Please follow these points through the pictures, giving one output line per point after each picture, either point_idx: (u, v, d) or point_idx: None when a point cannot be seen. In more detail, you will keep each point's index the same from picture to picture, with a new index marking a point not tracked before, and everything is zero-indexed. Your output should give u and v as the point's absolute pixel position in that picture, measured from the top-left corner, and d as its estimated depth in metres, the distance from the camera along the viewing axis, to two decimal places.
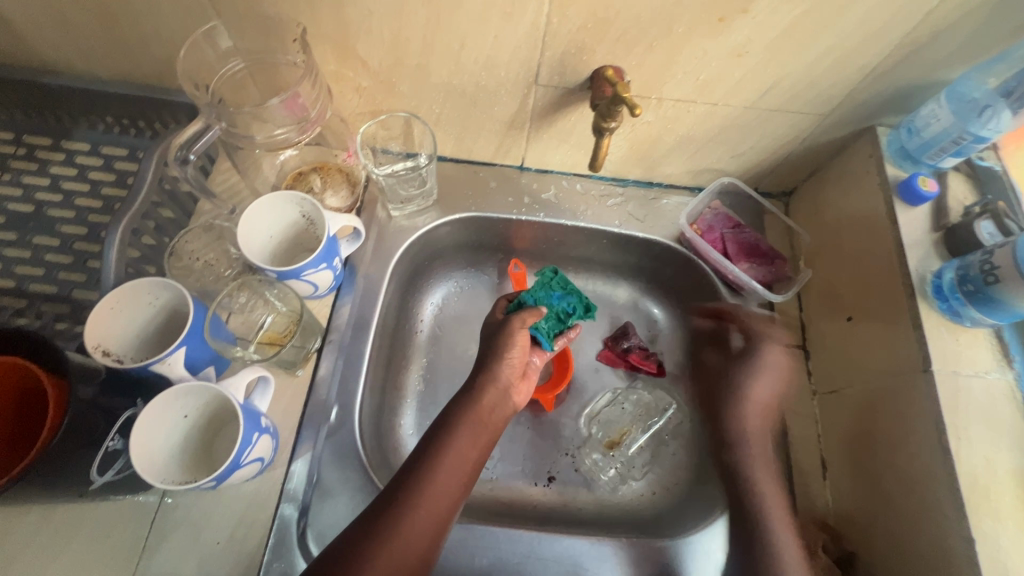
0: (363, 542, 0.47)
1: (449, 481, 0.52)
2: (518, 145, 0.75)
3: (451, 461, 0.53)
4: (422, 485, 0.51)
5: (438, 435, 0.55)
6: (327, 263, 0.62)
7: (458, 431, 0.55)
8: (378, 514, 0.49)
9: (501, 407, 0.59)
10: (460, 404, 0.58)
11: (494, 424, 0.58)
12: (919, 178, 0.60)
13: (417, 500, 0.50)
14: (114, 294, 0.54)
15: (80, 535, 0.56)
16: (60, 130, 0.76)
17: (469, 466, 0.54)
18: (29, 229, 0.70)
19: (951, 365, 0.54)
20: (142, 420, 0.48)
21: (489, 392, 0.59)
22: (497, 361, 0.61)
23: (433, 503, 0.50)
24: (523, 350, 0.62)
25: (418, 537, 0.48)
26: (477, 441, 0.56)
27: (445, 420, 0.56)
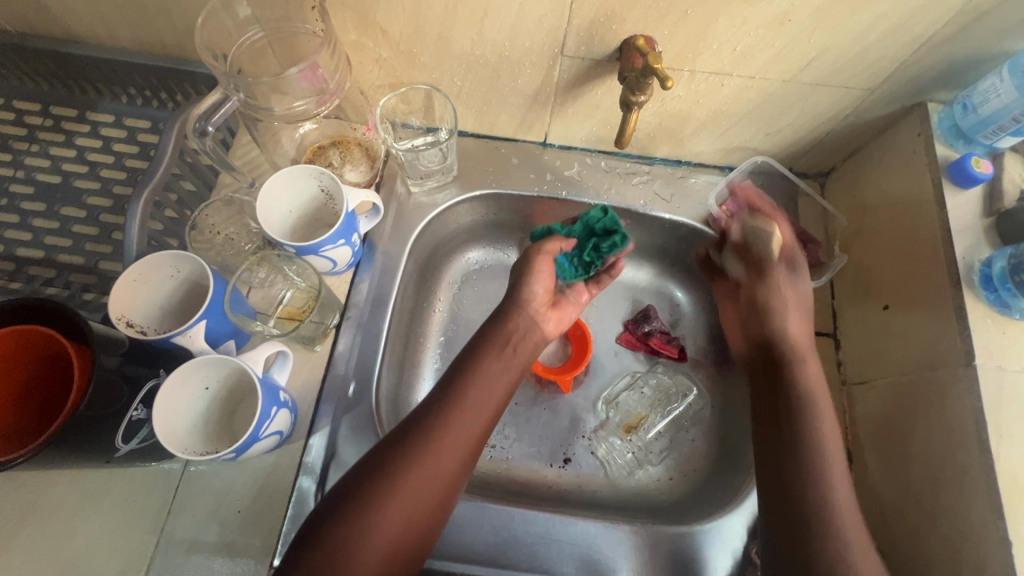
0: (395, 459, 0.49)
1: (491, 387, 0.55)
2: (541, 120, 0.72)
3: (480, 386, 0.54)
4: (452, 409, 0.52)
5: (468, 362, 0.56)
6: (345, 238, 0.62)
7: (487, 358, 0.57)
8: (410, 434, 0.51)
9: (530, 335, 0.61)
10: (489, 332, 0.59)
11: (523, 351, 0.60)
12: (973, 159, 0.56)
13: (446, 423, 0.52)
14: (137, 267, 0.54)
15: (109, 499, 0.57)
16: (85, 101, 0.77)
17: (497, 393, 0.56)
18: (57, 200, 0.71)
19: (996, 360, 0.51)
20: (165, 390, 0.49)
21: (516, 320, 0.60)
22: (525, 291, 0.62)
23: (477, 405, 0.54)
24: (548, 279, 0.64)
25: (448, 459, 0.50)
26: (505, 369, 0.57)
27: (475, 346, 0.58)
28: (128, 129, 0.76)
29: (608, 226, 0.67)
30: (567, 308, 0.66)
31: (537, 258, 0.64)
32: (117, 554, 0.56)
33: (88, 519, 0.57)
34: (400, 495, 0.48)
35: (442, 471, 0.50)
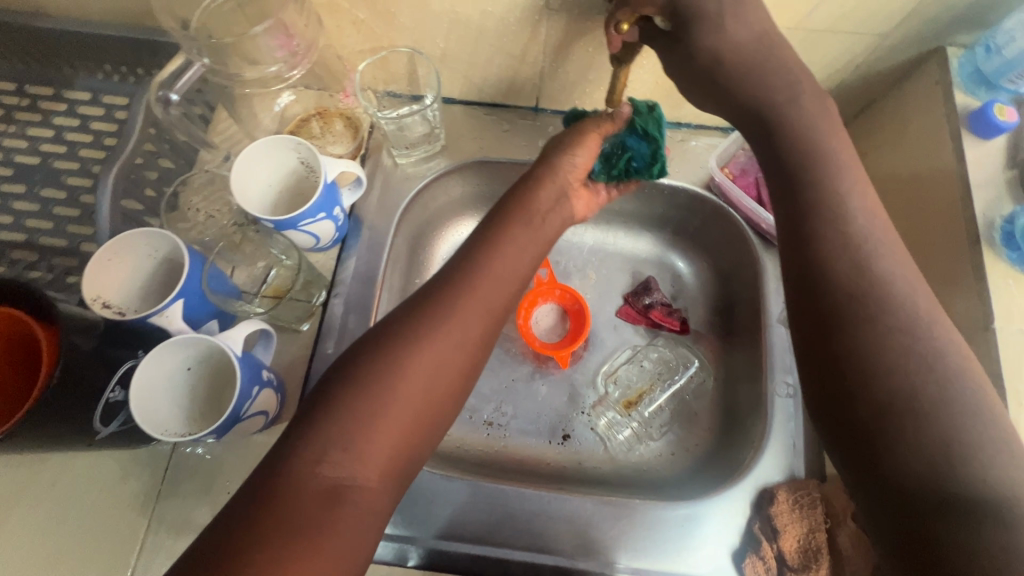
0: (415, 323, 0.44)
1: (507, 266, 0.50)
2: (532, 82, 0.68)
3: (502, 257, 0.50)
4: (473, 277, 0.48)
5: (488, 235, 0.52)
6: (325, 212, 0.59)
7: (510, 229, 0.52)
8: (430, 301, 0.46)
9: (558, 210, 0.56)
10: (513, 202, 0.54)
11: (550, 226, 0.55)
12: (996, 106, 0.51)
13: (468, 290, 0.47)
14: (110, 245, 0.52)
15: (99, 482, 0.57)
16: (59, 79, 0.74)
17: (520, 268, 0.51)
18: (36, 182, 0.69)
19: (1017, 324, 0.47)
20: (140, 372, 0.48)
21: (545, 193, 0.55)
22: (561, 161, 0.57)
23: (493, 282, 0.48)
24: (592, 155, 0.58)
25: (471, 325, 0.46)
26: (530, 243, 0.52)
27: (497, 217, 0.53)
28: (105, 107, 0.73)
29: (648, 128, 0.58)
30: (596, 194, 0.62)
31: (586, 130, 0.57)
32: (109, 536, 0.55)
33: (78, 503, 0.56)
34: (422, 359, 0.43)
35: (457, 347, 0.45)
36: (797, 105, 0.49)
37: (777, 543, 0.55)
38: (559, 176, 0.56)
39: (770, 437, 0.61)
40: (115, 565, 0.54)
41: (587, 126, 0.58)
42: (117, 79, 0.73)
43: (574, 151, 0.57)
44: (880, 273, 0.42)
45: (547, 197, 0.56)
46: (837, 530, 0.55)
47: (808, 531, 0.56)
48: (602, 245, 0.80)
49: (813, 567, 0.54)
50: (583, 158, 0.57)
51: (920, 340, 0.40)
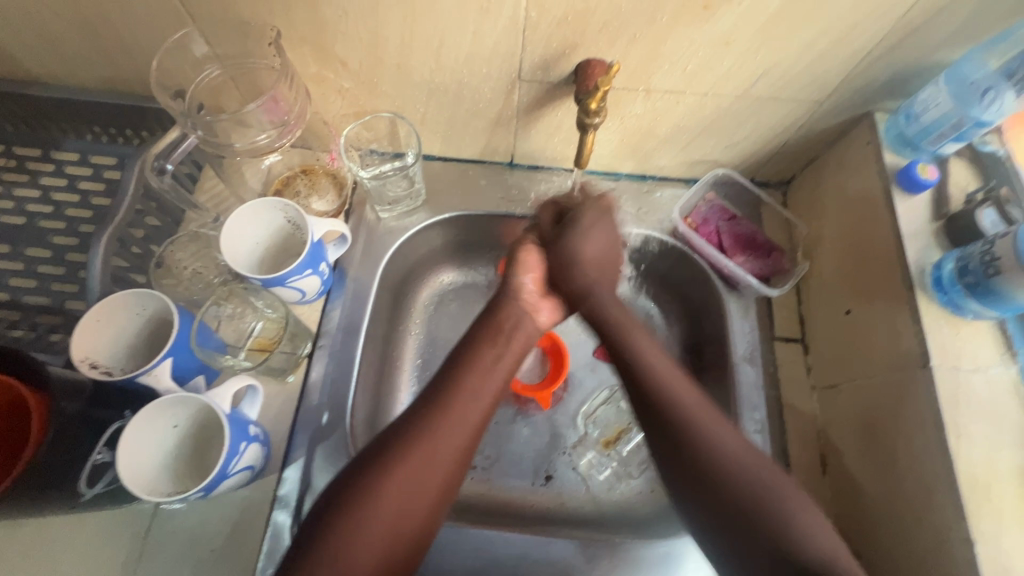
0: (389, 455, 0.47)
1: (485, 382, 0.53)
2: (507, 141, 0.73)
3: (473, 381, 0.53)
4: (447, 402, 0.51)
5: (459, 358, 0.55)
6: (312, 268, 0.62)
7: (479, 350, 0.55)
8: (402, 431, 0.49)
9: (521, 329, 0.59)
10: (482, 326, 0.58)
11: (517, 343, 0.58)
12: (919, 166, 0.58)
13: (441, 416, 0.50)
14: (100, 307, 0.54)
15: (79, 544, 0.56)
16: (48, 140, 0.76)
17: (495, 382, 0.54)
18: (21, 241, 0.70)
19: (951, 361, 0.52)
20: (129, 432, 0.49)
21: (506, 315, 0.59)
22: (513, 286, 0.61)
23: (471, 398, 0.52)
24: (540, 272, 0.62)
25: (447, 452, 0.48)
26: (501, 359, 0.56)
27: (467, 340, 0.57)
28: (94, 167, 0.75)
29: None
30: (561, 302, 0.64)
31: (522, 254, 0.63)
32: None
33: (56, 566, 0.56)
34: (393, 492, 0.45)
35: (440, 465, 0.48)
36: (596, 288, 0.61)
37: None
38: (513, 300, 0.60)
39: None
40: None
41: (531, 249, 0.63)
42: (106, 140, 0.76)
43: (524, 275, 0.62)
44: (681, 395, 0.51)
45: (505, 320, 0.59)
46: None
47: None
48: None
49: None
50: (529, 277, 0.62)
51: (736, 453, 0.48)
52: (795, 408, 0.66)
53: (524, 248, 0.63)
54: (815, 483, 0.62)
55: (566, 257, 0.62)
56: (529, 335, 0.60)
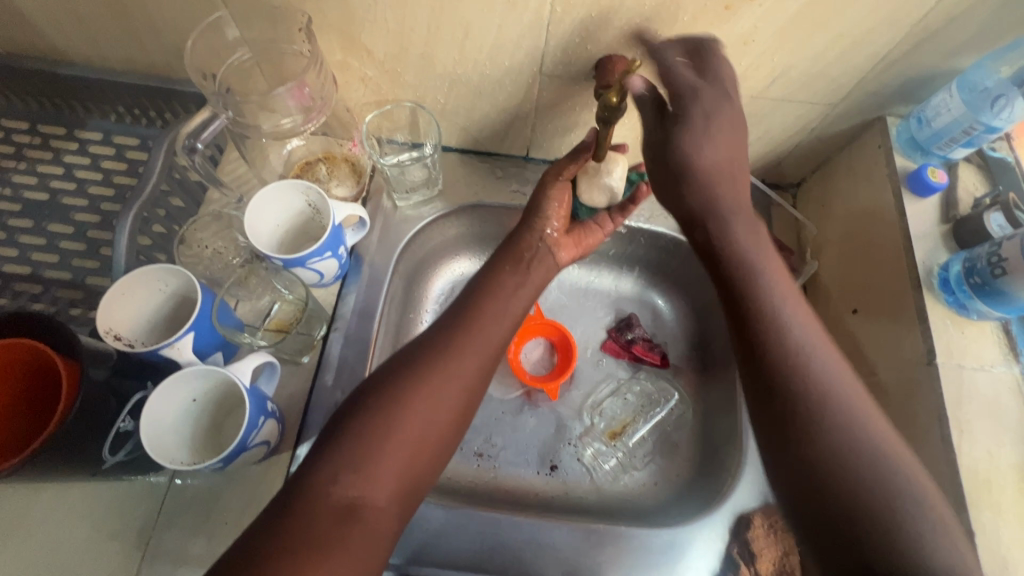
0: (417, 365, 0.49)
1: (505, 307, 0.56)
2: (524, 135, 0.75)
3: (497, 304, 0.56)
4: (471, 320, 0.54)
5: (483, 283, 0.58)
6: (332, 251, 0.63)
7: (502, 275, 0.58)
8: (430, 345, 0.51)
9: (543, 258, 0.61)
10: (506, 250, 0.61)
11: (539, 270, 0.61)
12: (929, 169, 0.59)
13: (465, 332, 0.53)
14: (126, 280, 0.55)
15: (95, 514, 0.58)
16: (72, 119, 0.77)
17: (514, 308, 0.57)
18: (44, 217, 0.72)
19: (956, 359, 0.53)
20: (152, 401, 0.50)
21: (527, 240, 0.62)
22: (537, 218, 0.63)
23: (491, 322, 0.54)
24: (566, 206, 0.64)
25: (468, 368, 0.50)
26: (521, 285, 0.59)
27: (490, 267, 0.59)
28: (116, 147, 0.77)
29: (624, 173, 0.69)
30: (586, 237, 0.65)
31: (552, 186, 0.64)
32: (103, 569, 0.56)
33: (73, 536, 0.57)
34: (420, 396, 0.47)
35: (464, 380, 0.50)
36: (718, 219, 0.53)
37: (754, 565, 0.59)
38: (537, 229, 0.62)
39: (746, 464, 0.64)
40: None
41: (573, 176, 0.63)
42: (129, 121, 0.77)
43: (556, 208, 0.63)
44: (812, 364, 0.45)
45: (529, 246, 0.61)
46: None
47: (783, 554, 0.59)
48: (584, 282, 0.85)
49: None
50: (558, 206, 0.63)
51: (852, 410, 0.44)
52: None
53: (555, 180, 0.63)
54: None
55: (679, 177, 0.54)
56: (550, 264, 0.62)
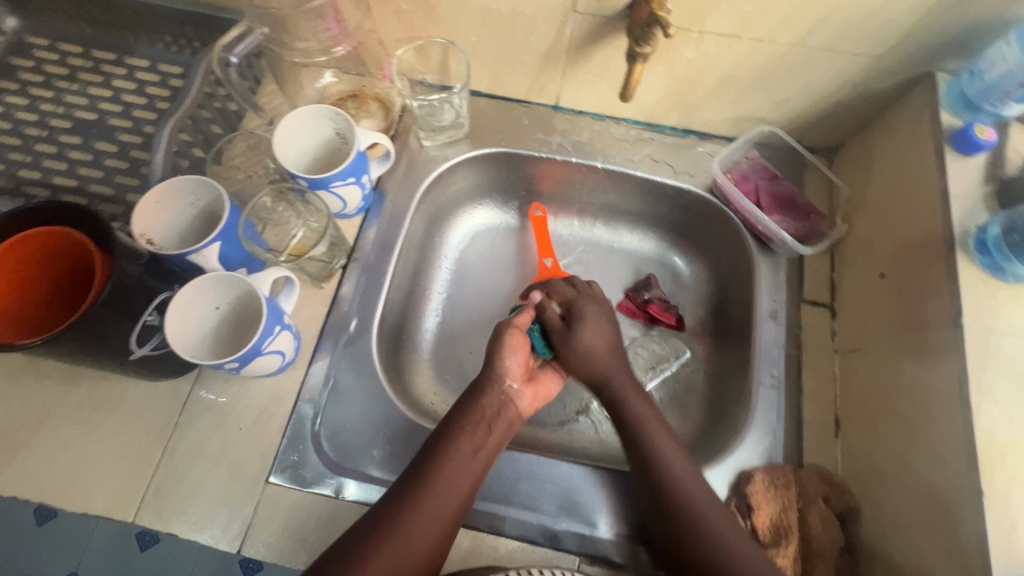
0: (366, 542, 0.49)
1: (466, 467, 0.54)
2: (554, 81, 0.74)
3: (452, 472, 0.53)
4: (423, 489, 0.52)
5: (435, 448, 0.55)
6: (355, 177, 0.64)
7: (459, 442, 0.55)
8: (385, 519, 0.50)
9: (503, 415, 0.59)
10: (462, 412, 0.58)
11: (497, 431, 0.58)
12: (977, 126, 0.56)
13: (417, 505, 0.51)
14: (159, 189, 0.57)
15: (122, 408, 0.61)
16: (122, 45, 0.81)
17: (475, 469, 0.55)
18: (92, 135, 0.75)
19: (985, 321, 0.51)
20: (177, 302, 0.52)
21: (491, 398, 0.59)
22: (499, 372, 0.61)
23: (449, 484, 0.53)
24: (524, 354, 0.63)
25: (419, 538, 0.50)
26: (480, 447, 0.56)
27: (446, 428, 0.56)
28: (160, 74, 0.80)
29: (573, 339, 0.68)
30: (545, 384, 0.64)
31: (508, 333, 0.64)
32: (126, 458, 0.60)
33: (102, 425, 0.61)
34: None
35: (416, 545, 0.49)
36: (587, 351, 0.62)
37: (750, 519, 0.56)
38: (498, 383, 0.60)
39: (752, 421, 0.63)
40: (129, 487, 0.58)
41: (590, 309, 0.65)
42: (175, 50, 0.80)
43: (585, 326, 0.63)
44: (690, 495, 0.54)
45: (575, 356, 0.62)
46: (808, 510, 0.56)
47: (781, 509, 0.56)
48: (603, 239, 0.85)
49: (782, 544, 0.55)
50: (516, 359, 0.62)
51: (730, 552, 0.51)
52: (814, 369, 0.66)
53: (514, 328, 0.64)
54: (826, 443, 0.62)
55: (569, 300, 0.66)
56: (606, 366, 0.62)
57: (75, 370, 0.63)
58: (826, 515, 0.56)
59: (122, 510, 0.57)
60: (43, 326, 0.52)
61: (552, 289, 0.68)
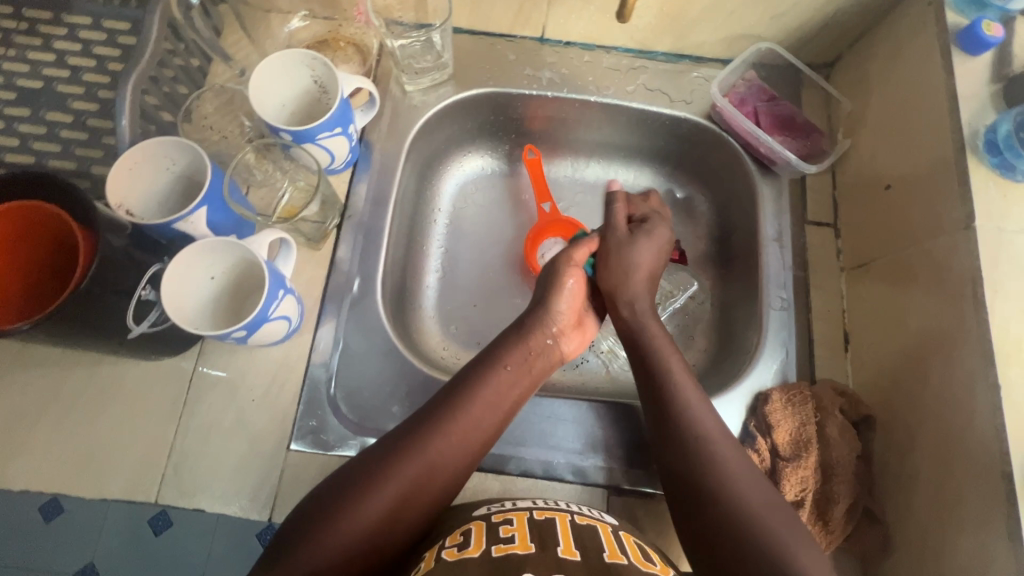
0: (388, 459, 0.48)
1: (502, 395, 0.54)
2: (539, 9, 0.70)
3: (490, 395, 0.53)
4: (463, 407, 0.52)
5: (473, 378, 0.54)
6: (341, 127, 0.60)
7: (498, 375, 0.54)
8: (422, 426, 0.50)
9: (548, 354, 0.59)
10: (506, 347, 0.57)
11: (537, 369, 0.57)
12: (984, 22, 0.54)
13: (447, 424, 0.50)
14: (132, 154, 0.53)
15: (126, 391, 0.59)
16: (59, 2, 0.73)
17: (507, 401, 0.54)
18: (40, 105, 0.69)
19: (995, 221, 0.51)
20: (170, 274, 0.50)
21: (536, 337, 0.59)
22: (545, 311, 0.60)
23: (486, 410, 0.52)
24: (576, 299, 0.62)
25: (450, 449, 0.50)
26: (518, 380, 0.55)
27: (487, 361, 0.56)
28: (107, 32, 0.72)
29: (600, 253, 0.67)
30: (588, 329, 0.64)
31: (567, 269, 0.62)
32: (138, 441, 0.58)
33: (108, 410, 0.59)
34: (386, 492, 0.46)
35: (450, 459, 0.49)
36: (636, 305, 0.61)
37: (770, 437, 0.58)
38: (544, 323, 0.60)
39: (764, 344, 0.63)
40: (147, 468, 0.57)
41: (659, 229, 0.65)
42: (119, 3, 0.73)
43: (643, 244, 0.63)
44: (713, 444, 0.50)
45: (617, 272, 0.62)
46: (826, 422, 0.58)
47: (799, 424, 0.58)
48: (599, 179, 0.82)
49: (803, 455, 0.56)
50: (567, 304, 0.61)
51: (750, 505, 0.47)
52: (822, 288, 0.66)
53: (572, 262, 0.63)
54: (837, 358, 0.64)
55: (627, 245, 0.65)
56: (632, 294, 0.62)
57: (68, 357, 0.59)
58: (844, 426, 0.58)
59: (143, 492, 0.56)
60: (24, 310, 0.48)
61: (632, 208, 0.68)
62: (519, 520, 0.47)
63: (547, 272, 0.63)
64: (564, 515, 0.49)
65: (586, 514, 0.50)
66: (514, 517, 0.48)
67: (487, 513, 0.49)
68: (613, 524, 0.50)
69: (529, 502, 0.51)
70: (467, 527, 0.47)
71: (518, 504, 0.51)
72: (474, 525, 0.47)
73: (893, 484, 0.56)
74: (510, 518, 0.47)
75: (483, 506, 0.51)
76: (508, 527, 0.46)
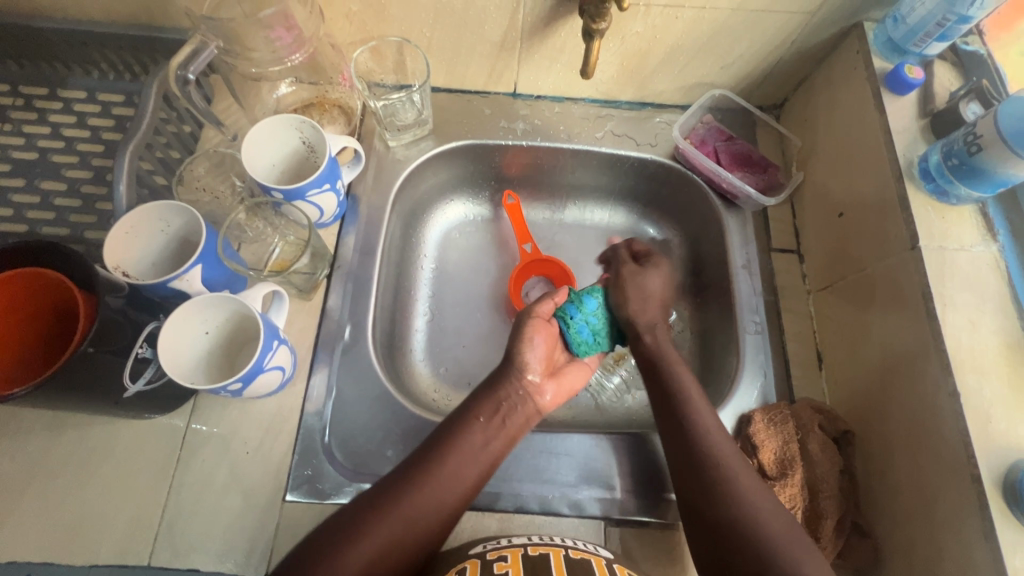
0: (358, 523, 0.48)
1: (476, 453, 0.54)
2: (510, 68, 0.76)
3: (462, 454, 0.53)
4: (436, 468, 0.52)
5: (447, 433, 0.55)
6: (330, 183, 0.64)
7: (470, 429, 0.55)
8: (394, 487, 0.50)
9: (523, 407, 0.59)
10: (479, 400, 0.58)
11: (511, 424, 0.58)
12: (906, 67, 0.61)
13: (416, 487, 0.51)
14: (128, 219, 0.55)
15: (118, 453, 0.59)
16: (54, 78, 0.77)
17: (482, 461, 0.54)
18: (35, 175, 0.71)
19: (937, 242, 0.56)
20: (166, 333, 0.52)
21: (510, 389, 0.59)
22: (521, 361, 0.60)
23: (460, 470, 0.53)
24: (547, 347, 0.62)
25: (421, 510, 0.50)
26: (493, 437, 0.56)
27: (459, 415, 0.56)
28: (101, 104, 0.76)
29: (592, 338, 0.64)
30: (568, 376, 0.63)
31: (530, 323, 0.62)
32: (130, 502, 0.57)
33: (99, 473, 0.58)
34: (365, 546, 0.47)
35: (422, 520, 0.50)
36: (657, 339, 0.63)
37: (756, 458, 0.59)
38: (519, 374, 0.59)
39: (744, 368, 0.66)
40: (141, 528, 0.56)
41: (663, 262, 0.70)
42: (113, 77, 0.77)
43: (650, 275, 0.68)
44: (733, 472, 0.52)
45: (633, 297, 0.66)
46: (808, 439, 0.60)
47: (782, 443, 0.60)
48: (575, 220, 0.86)
49: (789, 474, 0.58)
50: (539, 349, 0.61)
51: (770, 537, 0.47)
52: (793, 311, 0.70)
53: (534, 314, 0.63)
54: (812, 377, 0.67)
55: (640, 295, 0.66)
56: (650, 320, 0.65)
57: (60, 421, 0.60)
58: (824, 442, 0.60)
59: (135, 555, 0.55)
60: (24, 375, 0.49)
61: (632, 245, 0.72)
62: (514, 556, 0.48)
63: (515, 326, 0.63)
64: (559, 549, 0.50)
65: (581, 548, 0.51)
66: (509, 554, 0.48)
67: (482, 552, 0.50)
68: (608, 557, 0.51)
69: (525, 539, 0.52)
70: (462, 566, 0.48)
71: (513, 541, 0.51)
72: (469, 563, 0.48)
73: (877, 496, 0.58)
74: (505, 555, 0.48)
75: (480, 546, 0.52)
76: (502, 563, 0.47)
